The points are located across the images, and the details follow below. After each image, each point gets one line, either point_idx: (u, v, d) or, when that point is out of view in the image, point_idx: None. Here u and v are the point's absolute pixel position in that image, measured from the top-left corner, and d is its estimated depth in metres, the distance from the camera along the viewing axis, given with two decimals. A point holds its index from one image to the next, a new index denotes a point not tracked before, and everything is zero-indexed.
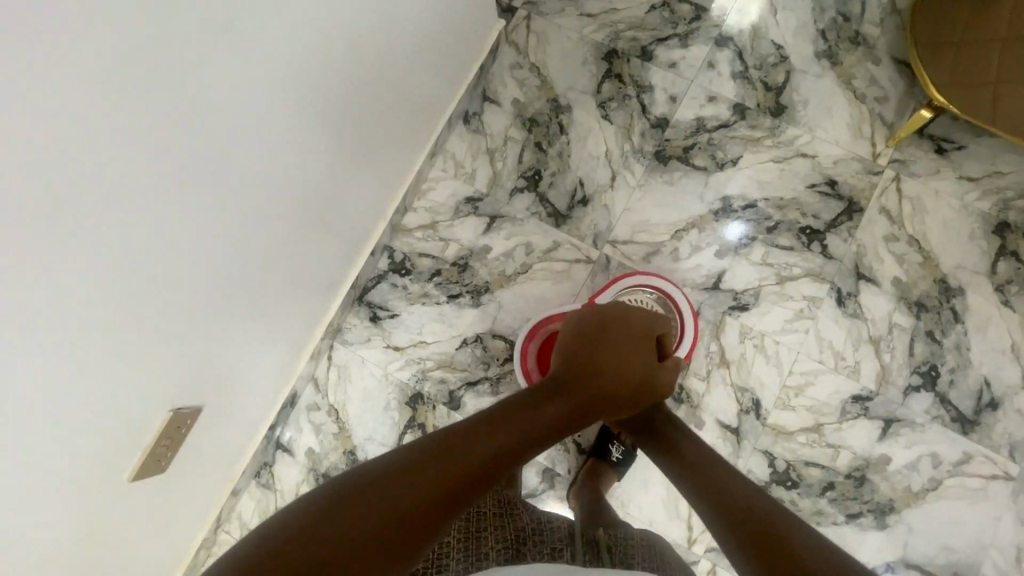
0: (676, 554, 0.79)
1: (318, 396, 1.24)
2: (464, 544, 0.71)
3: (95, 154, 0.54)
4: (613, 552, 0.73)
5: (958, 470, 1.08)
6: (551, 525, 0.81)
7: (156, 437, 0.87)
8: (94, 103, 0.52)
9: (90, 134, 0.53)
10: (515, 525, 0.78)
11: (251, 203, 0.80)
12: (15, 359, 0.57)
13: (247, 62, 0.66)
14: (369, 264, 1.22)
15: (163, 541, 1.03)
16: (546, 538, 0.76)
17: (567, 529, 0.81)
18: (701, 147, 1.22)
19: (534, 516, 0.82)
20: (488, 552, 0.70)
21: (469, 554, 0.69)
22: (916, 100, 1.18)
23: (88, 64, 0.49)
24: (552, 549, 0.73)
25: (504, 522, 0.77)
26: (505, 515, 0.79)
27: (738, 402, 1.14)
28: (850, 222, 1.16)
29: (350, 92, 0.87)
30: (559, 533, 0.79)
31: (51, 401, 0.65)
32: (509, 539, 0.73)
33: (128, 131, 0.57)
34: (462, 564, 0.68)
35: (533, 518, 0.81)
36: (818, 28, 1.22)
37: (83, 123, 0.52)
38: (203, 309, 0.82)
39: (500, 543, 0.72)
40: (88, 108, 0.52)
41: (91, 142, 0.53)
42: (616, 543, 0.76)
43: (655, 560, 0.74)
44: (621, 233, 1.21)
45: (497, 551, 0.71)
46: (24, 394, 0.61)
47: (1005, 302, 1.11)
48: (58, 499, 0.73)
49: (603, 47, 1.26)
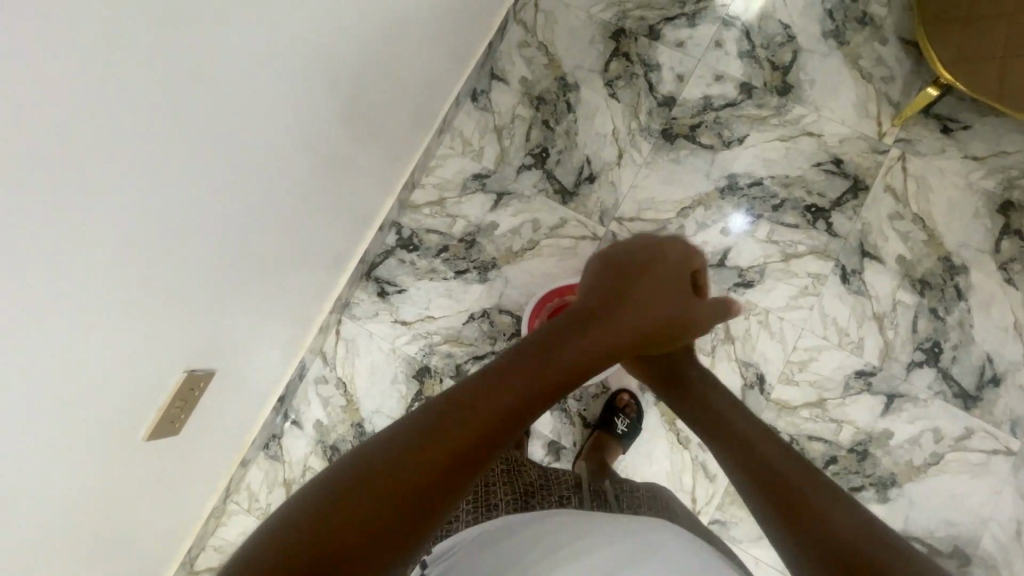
0: (681, 504, 0.81)
1: (326, 369, 1.25)
2: (475, 502, 0.73)
3: (110, 106, 0.55)
4: (620, 498, 0.78)
5: (959, 445, 1.09)
6: (556, 475, 0.84)
7: (170, 398, 0.88)
8: (111, 54, 0.52)
9: (104, 87, 0.53)
10: (521, 478, 0.79)
11: (262, 168, 0.81)
12: (36, 310, 0.59)
13: (261, 20, 0.66)
14: (377, 239, 1.23)
15: (172, 508, 1.05)
16: (552, 489, 0.79)
17: (574, 479, 0.83)
18: (708, 126, 1.22)
19: (541, 471, 0.84)
20: (499, 503, 0.73)
21: (479, 503, 0.72)
22: (922, 80, 1.18)
23: (105, 12, 0.50)
24: (559, 498, 0.76)
25: (511, 477, 0.78)
26: (511, 469, 0.80)
27: (742, 376, 1.15)
28: (855, 201, 1.17)
29: (363, 62, 0.88)
30: (565, 485, 0.80)
31: (66, 357, 0.65)
32: (517, 491, 0.75)
33: (142, 84, 0.57)
34: (471, 513, 0.71)
35: (540, 473, 0.82)
36: (826, 7, 1.22)
37: (100, 75, 0.52)
38: (215, 273, 0.83)
39: (510, 495, 0.74)
40: (104, 60, 0.52)
41: (105, 93, 0.53)
42: (623, 492, 0.80)
43: (661, 506, 0.77)
44: (627, 211, 1.22)
45: (507, 501, 0.73)
46: (40, 350, 0.61)
47: (1008, 280, 1.12)
48: (73, 456, 0.74)
49: (610, 26, 1.26)
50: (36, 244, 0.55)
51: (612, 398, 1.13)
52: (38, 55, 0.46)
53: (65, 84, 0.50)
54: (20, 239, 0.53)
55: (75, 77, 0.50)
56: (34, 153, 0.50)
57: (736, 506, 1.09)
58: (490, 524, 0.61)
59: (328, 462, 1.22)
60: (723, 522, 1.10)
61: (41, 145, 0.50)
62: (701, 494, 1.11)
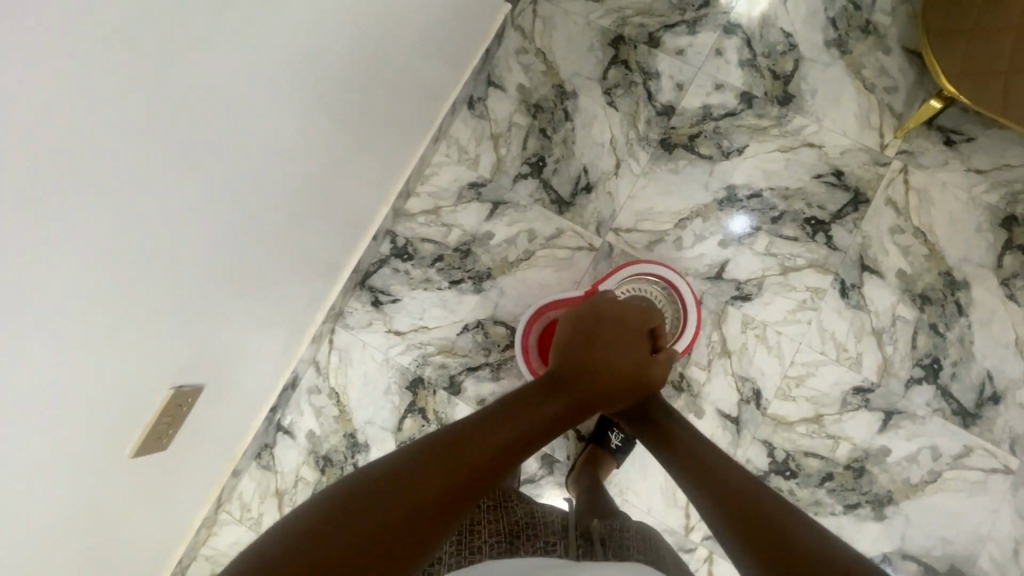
0: (670, 547, 0.79)
1: (318, 379, 1.24)
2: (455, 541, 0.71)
3: (104, 122, 0.54)
4: (608, 544, 0.75)
5: (957, 463, 1.07)
6: (545, 518, 0.81)
7: (157, 413, 0.87)
8: (108, 70, 0.52)
9: (97, 106, 0.53)
10: (508, 517, 0.78)
11: (255, 185, 0.81)
12: (28, 328, 0.58)
13: (248, 30, 0.64)
14: (371, 249, 1.22)
15: (163, 520, 1.04)
16: (539, 531, 0.77)
17: (561, 523, 0.81)
18: (707, 136, 1.20)
19: (529, 508, 0.82)
20: (482, 544, 0.71)
21: (462, 546, 0.70)
22: (925, 90, 1.16)
23: (98, 32, 0.49)
24: (546, 543, 0.75)
25: (497, 516, 0.77)
26: (498, 507, 0.79)
27: (738, 390, 1.14)
28: (855, 214, 1.15)
29: (354, 75, 0.87)
30: (554, 528, 0.79)
31: (54, 375, 0.65)
32: (502, 532, 0.74)
33: (137, 101, 0.56)
34: (454, 556, 0.69)
35: (527, 511, 0.81)
36: (829, 15, 1.20)
37: (97, 90, 0.52)
38: (202, 289, 0.81)
39: (494, 536, 0.73)
40: (97, 70, 0.51)
41: (98, 109, 0.53)
42: (611, 535, 0.78)
43: (651, 552, 0.74)
44: (624, 222, 1.20)
45: (490, 545, 0.71)
46: (31, 367, 0.61)
47: (1010, 296, 1.10)
48: (60, 473, 0.73)
49: (610, 33, 1.24)
50: (23, 267, 0.54)
51: None
52: (33, 62, 0.45)
53: (58, 104, 0.49)
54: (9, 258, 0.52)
55: (69, 101, 0.50)
56: (29, 168, 0.50)
57: None
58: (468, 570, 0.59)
59: (320, 472, 1.22)
60: (717, 538, 1.08)
61: (31, 166, 0.50)
62: (695, 510, 1.09)
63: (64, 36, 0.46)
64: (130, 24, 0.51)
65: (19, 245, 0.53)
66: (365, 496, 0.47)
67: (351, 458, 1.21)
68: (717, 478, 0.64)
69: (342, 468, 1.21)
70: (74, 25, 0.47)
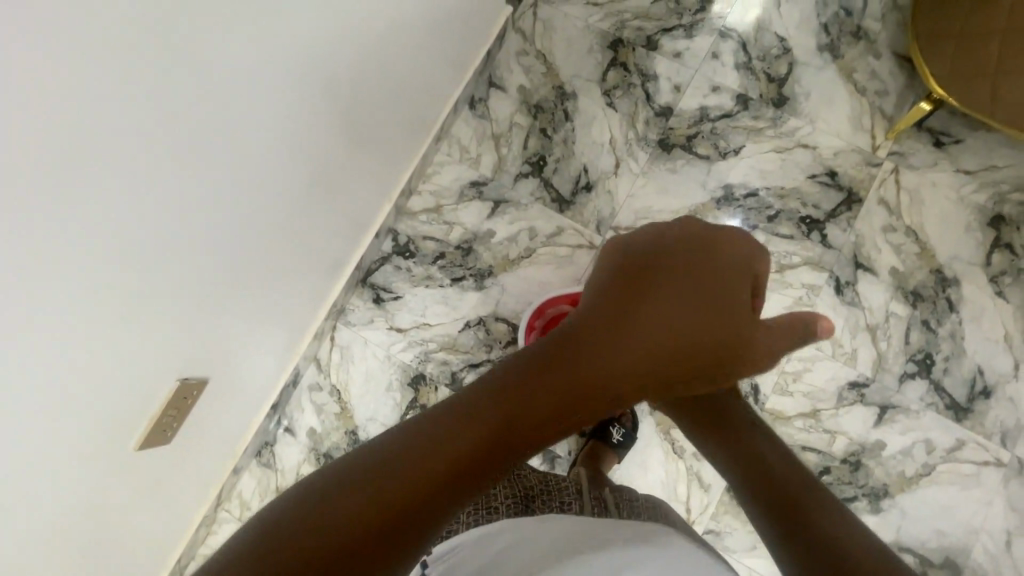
0: (678, 516, 0.83)
1: (320, 377, 1.24)
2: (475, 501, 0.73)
3: (105, 122, 0.55)
4: (620, 506, 0.79)
5: (950, 457, 1.10)
6: (557, 481, 0.84)
7: (162, 407, 0.86)
8: (105, 69, 0.52)
9: (99, 103, 0.53)
10: (522, 482, 0.80)
11: (256, 186, 0.81)
12: (27, 330, 0.58)
13: (252, 25, 0.65)
14: (373, 247, 1.23)
15: (162, 520, 1.03)
16: (553, 494, 0.79)
17: (574, 486, 0.84)
18: (704, 136, 1.23)
19: (541, 476, 0.85)
20: (499, 505, 0.73)
21: (479, 507, 0.72)
22: (915, 93, 1.20)
23: (99, 26, 0.50)
24: (561, 503, 0.77)
25: (512, 480, 0.79)
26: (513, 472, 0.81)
27: (736, 386, 1.15)
28: (849, 213, 1.18)
29: (359, 72, 0.88)
30: (568, 491, 0.81)
31: (53, 376, 0.64)
32: (518, 495, 0.76)
33: (138, 103, 0.57)
34: (473, 516, 0.71)
35: (539, 479, 0.84)
36: (821, 21, 1.23)
37: (95, 91, 0.52)
38: (206, 286, 0.81)
39: (510, 498, 0.75)
40: (99, 66, 0.51)
41: (96, 110, 0.53)
42: (622, 501, 0.81)
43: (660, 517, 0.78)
44: (624, 220, 1.22)
45: (506, 506, 0.73)
46: (31, 369, 0.61)
47: (999, 293, 1.13)
48: (62, 470, 0.73)
49: (609, 36, 1.27)
50: (24, 263, 0.55)
51: None
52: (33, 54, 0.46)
53: (60, 99, 0.50)
54: (9, 258, 0.53)
55: (71, 97, 0.50)
56: (29, 168, 0.50)
57: (730, 516, 1.09)
58: (488, 527, 0.62)
59: None
60: (717, 532, 1.10)
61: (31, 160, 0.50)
62: (695, 505, 1.11)
63: (64, 30, 0.47)
64: (131, 18, 0.52)
65: (21, 240, 0.53)
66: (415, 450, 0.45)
67: None
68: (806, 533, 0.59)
69: None
70: (70, 24, 0.47)
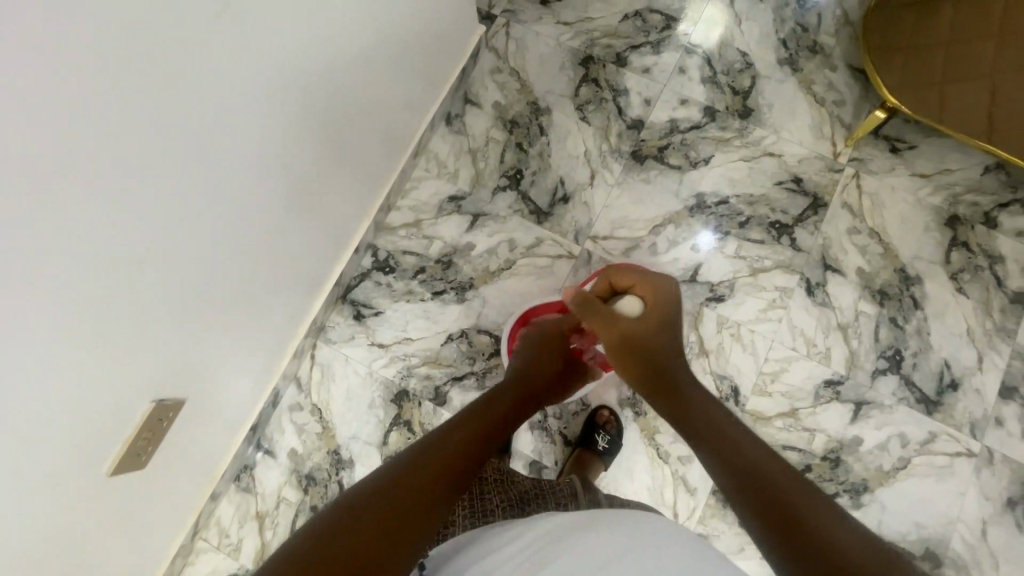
0: None
1: (300, 396, 1.22)
2: (470, 504, 0.75)
3: (90, 132, 0.53)
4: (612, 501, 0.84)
5: (925, 449, 1.13)
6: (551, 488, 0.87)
7: (137, 429, 0.83)
8: (91, 75, 0.51)
9: (85, 114, 0.52)
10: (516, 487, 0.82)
11: (237, 203, 0.80)
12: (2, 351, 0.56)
13: (241, 44, 0.66)
14: (353, 263, 1.22)
15: (137, 551, 0.99)
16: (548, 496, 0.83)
17: (569, 487, 0.87)
18: (675, 147, 1.27)
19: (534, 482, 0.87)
20: (495, 508, 0.75)
21: (475, 509, 0.74)
22: (870, 103, 1.26)
23: (92, 40, 0.49)
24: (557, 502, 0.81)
25: (505, 487, 0.81)
26: (504, 480, 0.83)
27: (717, 389, 1.17)
28: (816, 217, 1.23)
29: (340, 91, 0.89)
30: (564, 492, 0.85)
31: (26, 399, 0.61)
32: (512, 499, 0.79)
33: (126, 115, 0.56)
34: (470, 517, 0.73)
35: (534, 483, 0.86)
36: (779, 37, 1.30)
37: (79, 99, 0.51)
38: (188, 302, 0.80)
39: (505, 501, 0.77)
40: (88, 79, 0.51)
41: (78, 119, 0.52)
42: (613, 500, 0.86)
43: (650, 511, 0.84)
44: (601, 229, 1.24)
45: (503, 508, 0.76)
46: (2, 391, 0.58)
47: (959, 289, 1.18)
48: (30, 499, 0.69)
49: (580, 53, 1.31)
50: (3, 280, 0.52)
51: (593, 414, 1.14)
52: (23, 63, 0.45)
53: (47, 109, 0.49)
54: None
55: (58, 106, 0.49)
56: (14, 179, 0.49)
57: (717, 518, 1.10)
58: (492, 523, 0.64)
59: (303, 492, 1.18)
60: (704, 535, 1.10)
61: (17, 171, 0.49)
62: (682, 509, 1.11)
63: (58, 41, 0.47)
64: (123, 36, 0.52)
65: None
66: (369, 497, 0.51)
67: (334, 476, 1.18)
68: (807, 542, 0.49)
69: (326, 486, 1.18)
70: (61, 34, 0.47)
